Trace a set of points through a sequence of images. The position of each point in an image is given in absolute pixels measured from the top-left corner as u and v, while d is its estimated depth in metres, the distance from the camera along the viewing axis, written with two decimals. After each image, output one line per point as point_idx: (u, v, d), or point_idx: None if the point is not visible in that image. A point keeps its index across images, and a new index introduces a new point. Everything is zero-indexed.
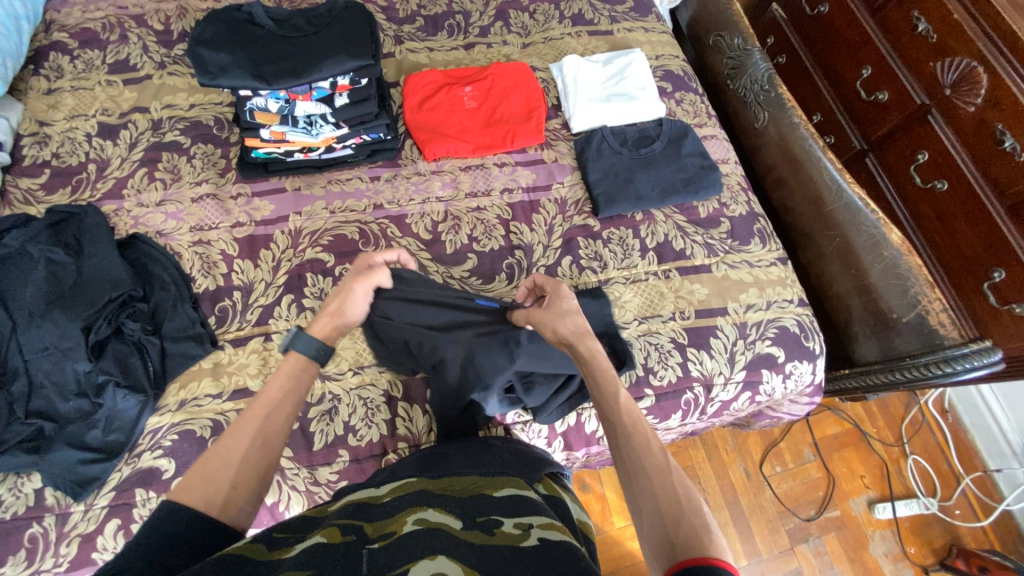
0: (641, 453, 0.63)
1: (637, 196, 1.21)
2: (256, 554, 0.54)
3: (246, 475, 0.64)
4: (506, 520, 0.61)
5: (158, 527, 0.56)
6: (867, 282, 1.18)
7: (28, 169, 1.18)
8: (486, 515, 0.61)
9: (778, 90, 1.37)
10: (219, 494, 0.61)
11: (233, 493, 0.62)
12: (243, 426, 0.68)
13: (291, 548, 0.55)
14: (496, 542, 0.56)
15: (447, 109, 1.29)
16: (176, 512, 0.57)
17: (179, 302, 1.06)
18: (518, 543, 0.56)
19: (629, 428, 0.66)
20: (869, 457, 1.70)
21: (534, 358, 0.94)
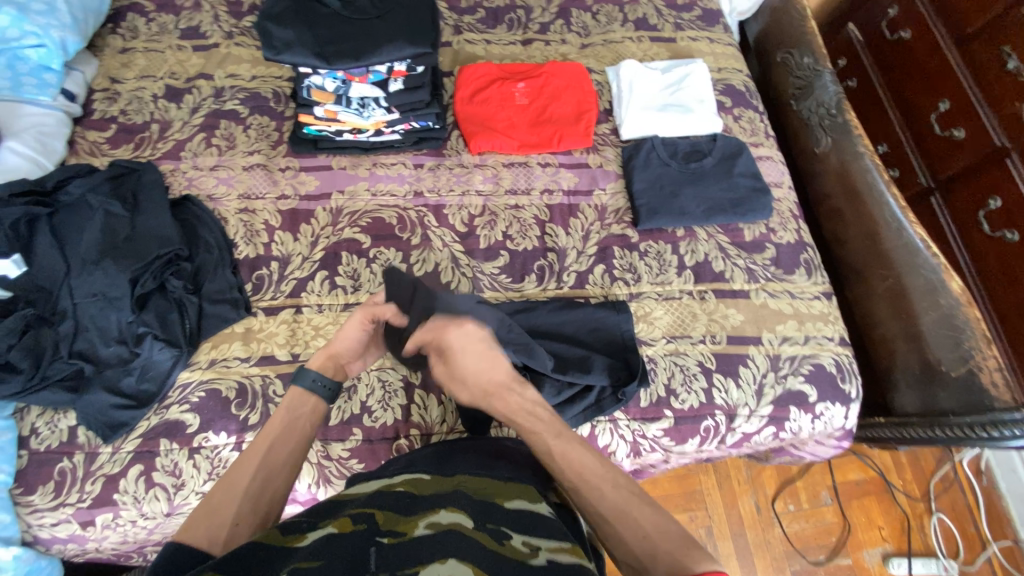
0: (597, 505, 0.67)
1: (681, 212, 1.18)
2: (275, 540, 0.58)
3: (248, 510, 0.68)
4: (516, 534, 0.62)
5: (170, 559, 0.60)
6: (916, 329, 1.11)
7: (97, 122, 1.25)
8: (496, 524, 0.62)
9: (846, 116, 1.30)
10: (223, 529, 0.65)
11: (235, 530, 0.66)
12: (245, 463, 0.72)
13: (303, 537, 0.59)
14: (504, 555, 0.57)
15: (497, 103, 1.28)
16: (183, 547, 0.61)
17: (221, 266, 1.10)
18: (527, 561, 0.57)
19: (577, 485, 0.69)
20: (891, 510, 1.61)
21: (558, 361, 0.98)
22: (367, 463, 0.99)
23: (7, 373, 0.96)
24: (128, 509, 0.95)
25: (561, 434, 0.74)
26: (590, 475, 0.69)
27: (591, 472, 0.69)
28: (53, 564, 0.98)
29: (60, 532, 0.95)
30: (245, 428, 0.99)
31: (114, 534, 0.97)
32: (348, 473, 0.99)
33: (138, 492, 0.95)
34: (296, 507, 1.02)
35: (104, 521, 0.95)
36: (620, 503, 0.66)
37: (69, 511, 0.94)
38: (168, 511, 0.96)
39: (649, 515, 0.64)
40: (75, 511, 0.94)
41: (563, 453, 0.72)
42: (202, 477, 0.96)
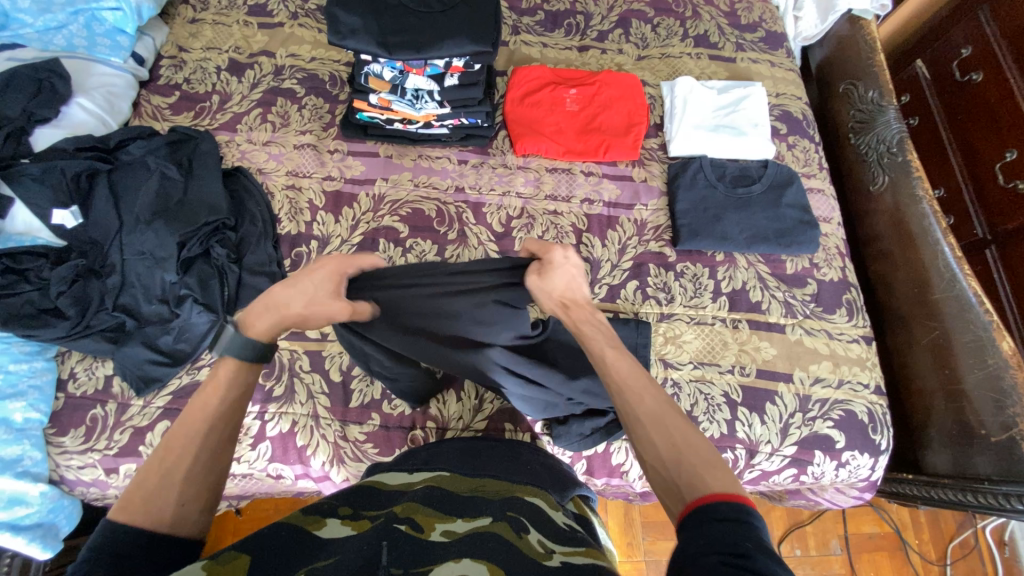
0: (635, 406, 0.66)
1: (723, 236, 1.15)
2: (298, 521, 0.61)
3: (195, 489, 0.60)
4: (534, 532, 0.64)
5: (107, 549, 0.52)
6: (958, 386, 1.06)
7: (162, 88, 1.30)
8: (513, 520, 0.65)
9: (907, 155, 1.24)
10: (165, 513, 0.57)
11: (182, 510, 0.58)
12: (178, 436, 0.63)
13: (324, 525, 0.61)
14: (522, 549, 0.59)
15: (547, 107, 1.28)
16: (122, 535, 0.53)
17: (263, 239, 1.13)
18: (543, 560, 0.58)
19: (619, 387, 0.69)
20: (904, 569, 1.55)
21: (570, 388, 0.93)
22: (382, 449, 1.00)
23: (55, 318, 1.01)
24: None
25: (616, 346, 0.75)
26: (634, 381, 0.69)
27: (636, 378, 0.69)
28: (75, 504, 1.02)
29: (86, 476, 1.00)
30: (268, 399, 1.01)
31: None
32: (362, 456, 1.01)
33: None
34: (307, 482, 1.04)
35: (127, 470, 0.99)
36: (658, 410, 0.65)
37: (96, 456, 0.98)
38: None
39: (685, 429, 0.63)
40: (101, 457, 0.98)
41: (610, 359, 0.73)
42: None
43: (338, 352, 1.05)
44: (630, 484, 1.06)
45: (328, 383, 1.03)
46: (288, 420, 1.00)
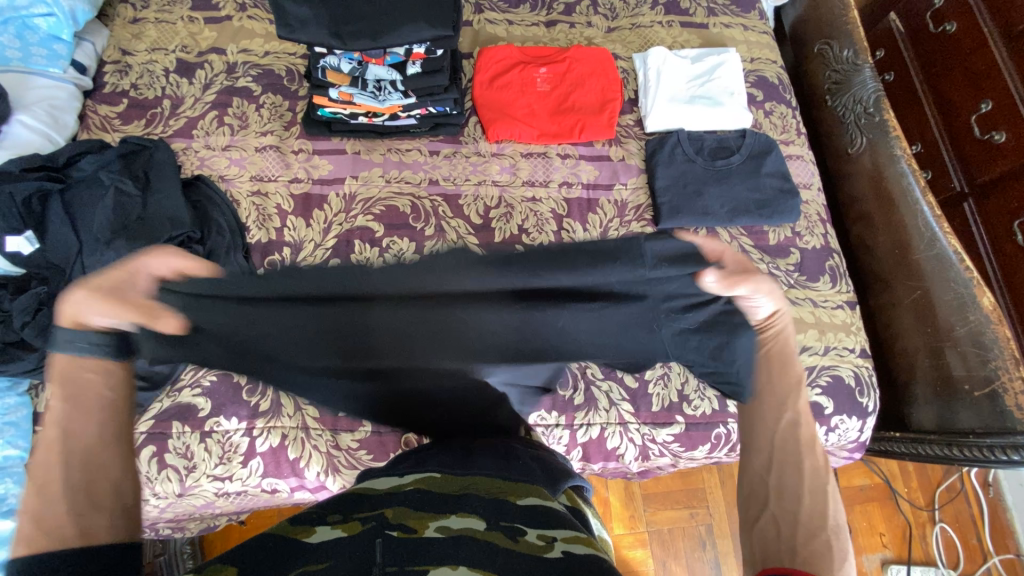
0: (782, 445, 0.67)
1: (704, 211, 1.14)
2: (286, 531, 0.61)
3: (99, 489, 0.57)
4: (530, 530, 0.64)
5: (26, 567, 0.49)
6: (941, 344, 1.08)
7: (108, 96, 1.22)
8: (507, 521, 0.65)
9: (884, 115, 1.22)
10: (65, 518, 0.52)
11: (83, 517, 0.53)
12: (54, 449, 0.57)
13: (313, 532, 0.61)
14: (519, 550, 0.59)
15: (518, 89, 1.23)
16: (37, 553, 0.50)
17: (232, 250, 1.08)
18: (541, 555, 0.59)
19: (793, 423, 0.68)
20: (894, 516, 1.62)
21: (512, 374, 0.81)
22: (376, 454, 0.99)
23: (22, 351, 0.97)
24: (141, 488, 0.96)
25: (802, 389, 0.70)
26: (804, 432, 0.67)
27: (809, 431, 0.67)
28: None
29: None
30: (255, 414, 0.99)
31: None
32: (357, 463, 1.00)
33: (151, 473, 0.96)
34: (304, 493, 1.03)
35: None
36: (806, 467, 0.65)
37: None
38: (180, 491, 0.97)
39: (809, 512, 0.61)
40: None
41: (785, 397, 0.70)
42: (213, 461, 0.97)
43: None
44: (627, 466, 1.07)
45: None
46: (277, 434, 0.99)
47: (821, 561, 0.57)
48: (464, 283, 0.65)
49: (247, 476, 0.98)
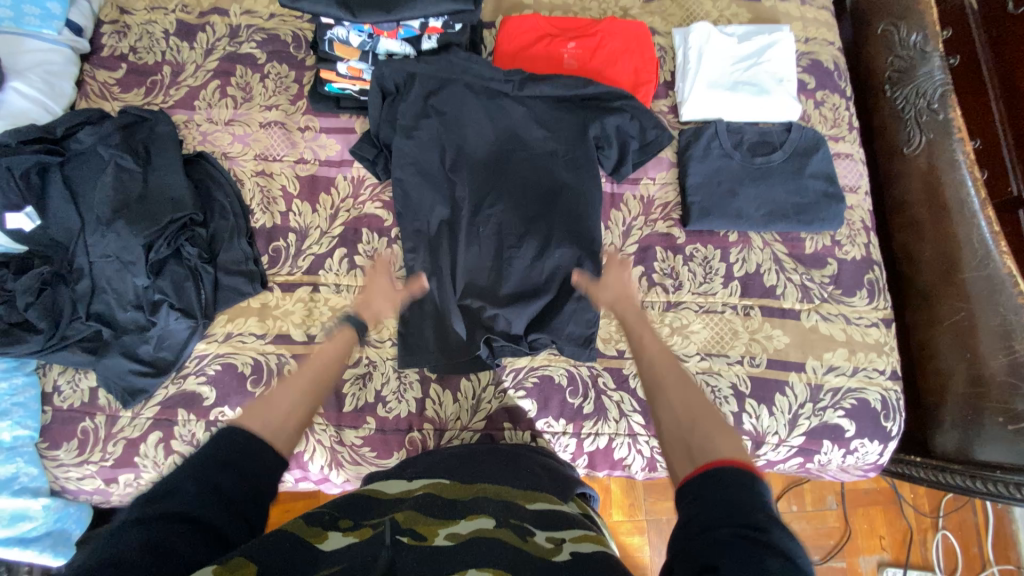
0: (666, 387, 0.72)
1: (737, 214, 1.05)
2: (298, 528, 0.60)
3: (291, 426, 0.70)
4: (538, 530, 0.64)
5: (224, 437, 0.62)
6: (981, 372, 1.00)
7: (106, 60, 1.15)
8: (517, 521, 0.65)
9: (950, 113, 1.10)
10: (270, 429, 0.67)
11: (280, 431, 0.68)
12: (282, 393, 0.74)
13: (327, 537, 0.59)
14: (529, 551, 0.60)
15: (543, 67, 1.12)
16: (233, 434, 0.63)
17: (236, 235, 1.04)
18: (551, 557, 0.59)
19: (659, 370, 0.75)
20: (897, 520, 1.60)
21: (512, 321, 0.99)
22: (379, 452, 0.98)
23: (27, 332, 0.96)
24: (149, 471, 0.97)
25: (660, 341, 0.82)
26: (668, 369, 0.75)
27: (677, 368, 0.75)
28: (83, 509, 1.02)
29: (87, 485, 0.99)
30: None
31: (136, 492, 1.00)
32: (361, 459, 1.00)
33: (158, 457, 0.97)
34: (308, 483, 1.04)
35: (127, 480, 0.98)
36: (680, 383, 0.72)
37: (93, 467, 0.97)
38: None
39: (710, 411, 0.65)
40: (99, 469, 0.97)
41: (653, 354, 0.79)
42: None
43: None
44: (632, 475, 1.05)
45: None
46: None
47: (731, 441, 0.59)
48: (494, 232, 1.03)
49: None
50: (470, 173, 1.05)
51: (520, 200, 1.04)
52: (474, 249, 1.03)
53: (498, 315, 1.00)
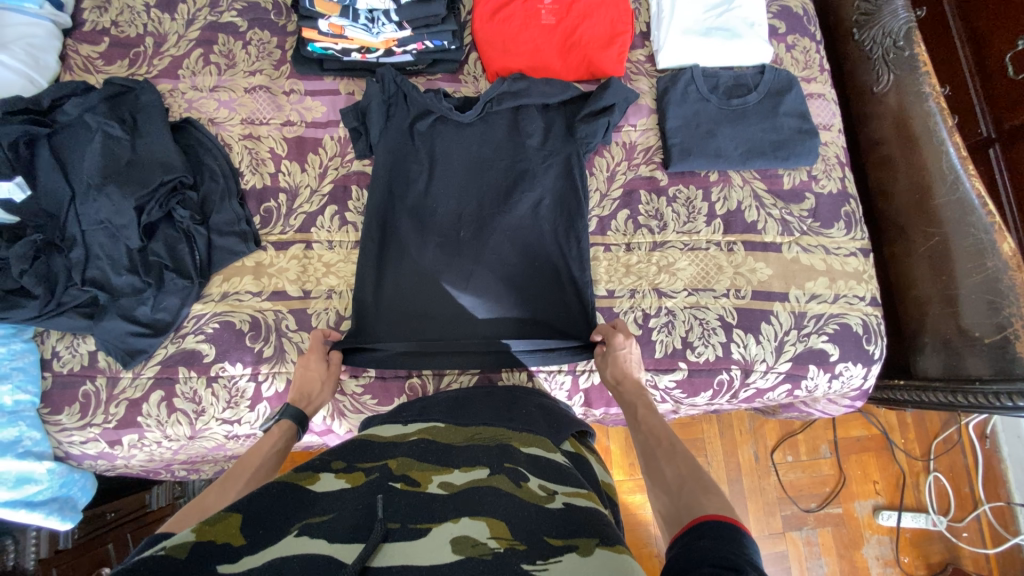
0: (662, 459, 0.73)
1: (717, 153, 1.08)
2: (290, 478, 0.61)
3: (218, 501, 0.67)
4: (532, 477, 0.64)
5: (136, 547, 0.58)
6: (954, 292, 1.05)
7: (88, 35, 1.15)
8: (512, 466, 0.65)
9: (915, 49, 1.14)
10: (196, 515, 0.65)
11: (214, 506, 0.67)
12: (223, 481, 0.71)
13: (317, 479, 0.62)
14: (521, 496, 0.60)
15: (521, 22, 1.14)
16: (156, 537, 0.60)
17: (227, 196, 1.05)
18: (544, 504, 0.59)
19: (648, 437, 0.77)
20: (889, 465, 1.65)
21: (502, 307, 1.02)
22: (380, 399, 1.01)
23: (23, 298, 0.97)
24: (153, 431, 0.99)
25: (648, 405, 0.83)
26: (661, 435, 0.76)
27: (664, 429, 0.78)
28: (88, 477, 1.04)
29: (91, 449, 1.00)
30: (260, 360, 1.00)
31: (142, 453, 1.01)
32: (362, 408, 1.02)
33: (161, 416, 0.98)
34: (313, 436, 1.06)
35: (131, 441, 0.99)
36: (671, 449, 0.73)
37: (96, 430, 0.98)
38: (191, 434, 0.99)
39: (703, 476, 0.66)
40: (102, 431, 0.98)
41: (644, 417, 0.81)
42: (221, 405, 0.99)
43: (323, 309, 1.03)
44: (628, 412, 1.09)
45: None
46: (283, 379, 1.00)
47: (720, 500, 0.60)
48: (468, 219, 1.05)
49: (255, 420, 1.00)
50: (445, 159, 1.07)
51: (495, 182, 1.06)
52: (449, 235, 1.04)
53: (486, 297, 1.02)
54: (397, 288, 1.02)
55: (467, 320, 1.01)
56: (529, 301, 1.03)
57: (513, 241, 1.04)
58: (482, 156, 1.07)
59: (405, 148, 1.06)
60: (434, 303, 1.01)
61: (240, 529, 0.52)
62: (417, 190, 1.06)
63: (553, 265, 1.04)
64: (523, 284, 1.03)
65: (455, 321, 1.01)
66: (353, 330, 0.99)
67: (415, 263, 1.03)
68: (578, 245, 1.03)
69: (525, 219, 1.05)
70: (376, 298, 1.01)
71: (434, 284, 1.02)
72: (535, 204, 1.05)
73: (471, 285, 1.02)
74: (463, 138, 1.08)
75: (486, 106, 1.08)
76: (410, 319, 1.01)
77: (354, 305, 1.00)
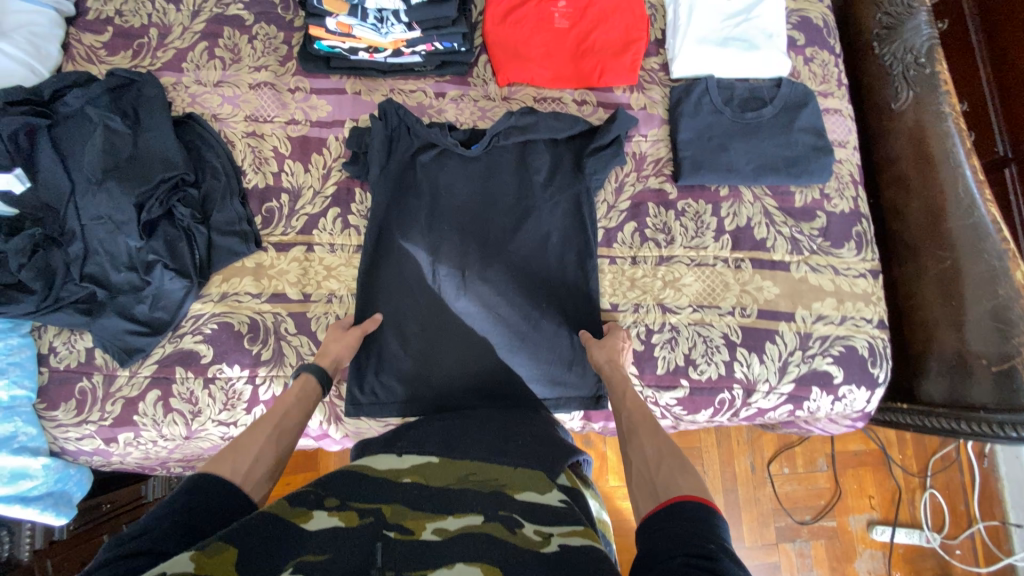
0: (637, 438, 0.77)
1: (728, 168, 1.06)
2: (281, 511, 0.61)
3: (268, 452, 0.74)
4: (528, 521, 0.64)
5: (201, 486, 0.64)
6: (963, 318, 1.03)
7: (91, 24, 1.13)
8: (506, 513, 0.65)
9: (935, 67, 1.11)
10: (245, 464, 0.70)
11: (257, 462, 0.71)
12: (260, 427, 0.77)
13: (310, 516, 0.62)
14: (517, 544, 0.60)
15: (533, 25, 1.12)
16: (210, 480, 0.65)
17: (229, 195, 1.04)
18: (539, 550, 0.59)
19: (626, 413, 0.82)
20: (885, 480, 1.65)
21: (506, 339, 1.02)
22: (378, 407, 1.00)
23: (22, 293, 0.96)
24: (149, 430, 0.98)
25: (626, 385, 0.88)
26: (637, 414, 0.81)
27: (636, 404, 0.83)
28: (83, 471, 1.04)
29: (86, 446, 1.00)
30: (258, 363, 0.99)
31: (137, 451, 1.01)
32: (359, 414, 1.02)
33: (157, 415, 0.97)
34: (308, 440, 1.05)
35: (127, 438, 0.99)
36: (641, 425, 0.79)
37: (93, 427, 0.98)
38: (187, 434, 0.99)
39: (676, 452, 0.71)
40: (98, 428, 0.98)
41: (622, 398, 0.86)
42: (217, 407, 0.98)
43: (323, 313, 1.02)
44: None
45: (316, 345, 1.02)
46: (281, 383, 0.99)
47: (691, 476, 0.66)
48: (474, 250, 1.04)
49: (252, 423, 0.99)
50: (451, 188, 1.06)
51: (502, 213, 1.05)
52: (455, 266, 1.04)
53: (491, 328, 1.02)
54: (398, 323, 1.02)
55: (473, 351, 1.01)
56: (538, 343, 1.02)
57: (518, 270, 1.04)
58: (487, 185, 1.06)
59: (407, 184, 1.05)
60: (439, 332, 1.02)
61: (237, 565, 0.54)
62: (421, 224, 1.04)
63: (560, 293, 1.03)
64: (527, 314, 1.03)
65: (462, 368, 1.00)
66: (363, 379, 1.00)
67: (419, 293, 1.02)
68: (583, 284, 1.03)
69: (529, 254, 1.04)
70: (378, 334, 1.01)
71: (438, 313, 1.02)
72: (543, 236, 1.04)
73: (478, 327, 1.02)
74: (468, 174, 1.06)
75: (491, 140, 1.06)
76: (415, 348, 1.01)
77: (361, 355, 1.00)
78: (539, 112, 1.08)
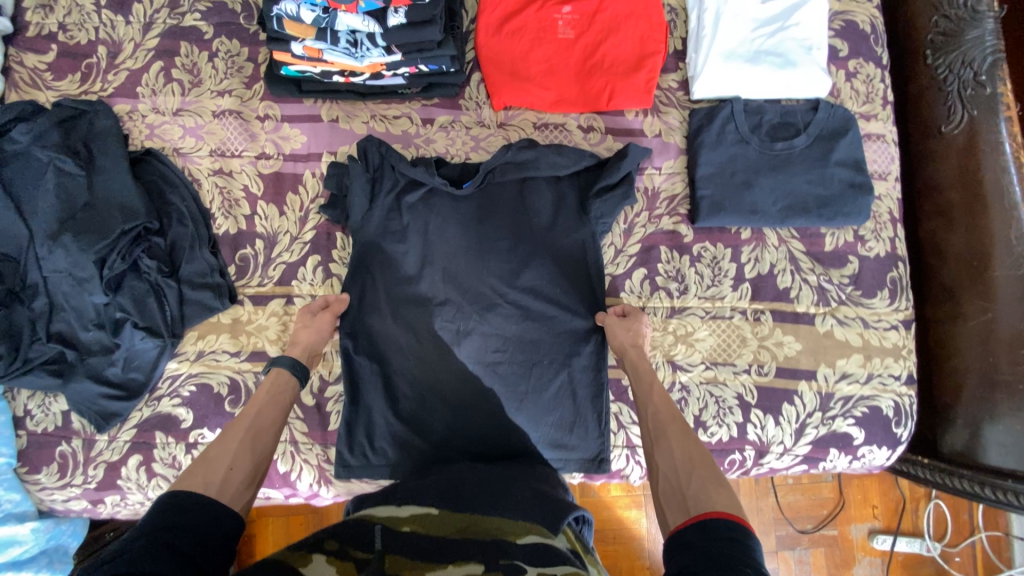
0: (665, 437, 0.69)
1: (752, 209, 0.94)
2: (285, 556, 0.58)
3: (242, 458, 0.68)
4: (530, 568, 0.59)
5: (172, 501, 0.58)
6: (999, 376, 0.95)
7: (32, 41, 0.99)
8: (507, 561, 0.60)
9: (997, 86, 0.97)
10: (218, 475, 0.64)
11: (230, 473, 0.65)
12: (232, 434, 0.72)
13: (310, 559, 0.58)
14: None
15: (533, 37, 0.97)
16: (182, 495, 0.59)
17: (197, 244, 0.94)
18: None
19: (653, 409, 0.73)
20: (889, 490, 1.62)
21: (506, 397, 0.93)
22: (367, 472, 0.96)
23: None
24: (134, 493, 0.94)
25: (654, 380, 0.78)
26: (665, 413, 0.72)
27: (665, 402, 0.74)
28: (77, 522, 1.01)
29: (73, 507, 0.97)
30: None
31: (125, 511, 0.97)
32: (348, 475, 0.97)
33: (141, 480, 0.93)
34: (299, 499, 1.01)
35: (112, 501, 0.95)
36: (669, 424, 0.70)
37: (77, 490, 0.94)
38: None
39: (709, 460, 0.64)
40: (82, 491, 0.94)
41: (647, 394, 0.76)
42: None
43: None
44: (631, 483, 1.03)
45: (302, 407, 0.97)
46: None
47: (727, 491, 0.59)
48: (469, 300, 0.95)
49: None
50: (442, 230, 0.95)
51: (501, 255, 0.95)
52: (449, 317, 0.94)
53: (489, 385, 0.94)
54: (387, 383, 0.93)
55: (469, 412, 0.93)
56: (539, 403, 0.94)
57: (518, 322, 0.95)
58: (483, 224, 0.95)
59: (392, 226, 0.94)
60: (431, 393, 0.93)
61: None
62: (409, 272, 0.95)
63: (563, 347, 0.95)
64: (528, 368, 0.94)
65: (457, 431, 0.92)
66: (351, 440, 0.94)
67: (409, 350, 0.93)
68: (587, 344, 0.95)
69: (530, 302, 0.95)
70: (366, 394, 0.94)
71: (430, 371, 0.93)
72: (545, 283, 0.95)
73: (474, 386, 0.93)
74: (459, 215, 0.95)
75: (485, 176, 0.95)
76: (405, 410, 0.93)
77: (348, 419, 0.94)
78: (538, 145, 0.96)
